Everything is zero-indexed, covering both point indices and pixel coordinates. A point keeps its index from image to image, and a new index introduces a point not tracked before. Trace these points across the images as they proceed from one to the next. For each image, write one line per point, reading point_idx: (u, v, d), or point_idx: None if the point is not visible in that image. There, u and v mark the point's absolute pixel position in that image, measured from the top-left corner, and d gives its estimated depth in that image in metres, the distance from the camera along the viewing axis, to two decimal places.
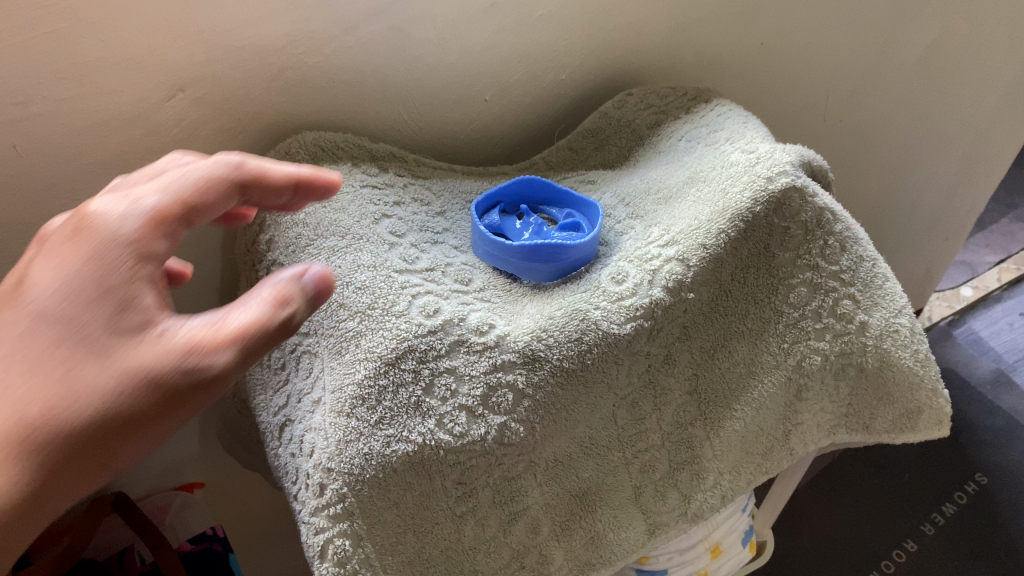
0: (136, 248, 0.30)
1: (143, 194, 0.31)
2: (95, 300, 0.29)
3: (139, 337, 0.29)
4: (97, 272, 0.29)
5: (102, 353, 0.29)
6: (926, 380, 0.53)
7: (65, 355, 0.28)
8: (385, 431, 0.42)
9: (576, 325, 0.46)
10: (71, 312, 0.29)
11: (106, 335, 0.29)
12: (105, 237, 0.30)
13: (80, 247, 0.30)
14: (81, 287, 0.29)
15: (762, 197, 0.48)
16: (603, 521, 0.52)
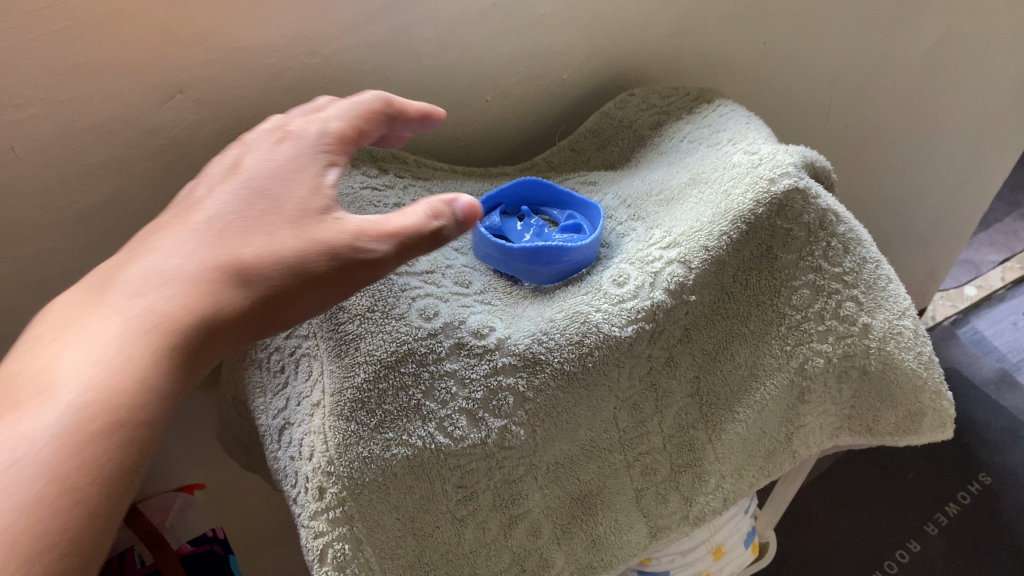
0: (327, 155, 0.38)
1: (328, 119, 0.39)
2: (291, 184, 0.36)
3: (321, 217, 0.35)
4: (301, 161, 0.37)
5: (295, 223, 0.35)
6: (930, 383, 0.53)
7: (265, 219, 0.34)
8: (385, 434, 0.43)
9: (576, 327, 0.45)
10: (275, 190, 0.36)
11: (298, 212, 0.35)
12: (306, 142, 0.38)
13: (286, 148, 0.38)
14: (283, 173, 0.37)
15: (765, 198, 0.48)
16: (604, 524, 0.51)
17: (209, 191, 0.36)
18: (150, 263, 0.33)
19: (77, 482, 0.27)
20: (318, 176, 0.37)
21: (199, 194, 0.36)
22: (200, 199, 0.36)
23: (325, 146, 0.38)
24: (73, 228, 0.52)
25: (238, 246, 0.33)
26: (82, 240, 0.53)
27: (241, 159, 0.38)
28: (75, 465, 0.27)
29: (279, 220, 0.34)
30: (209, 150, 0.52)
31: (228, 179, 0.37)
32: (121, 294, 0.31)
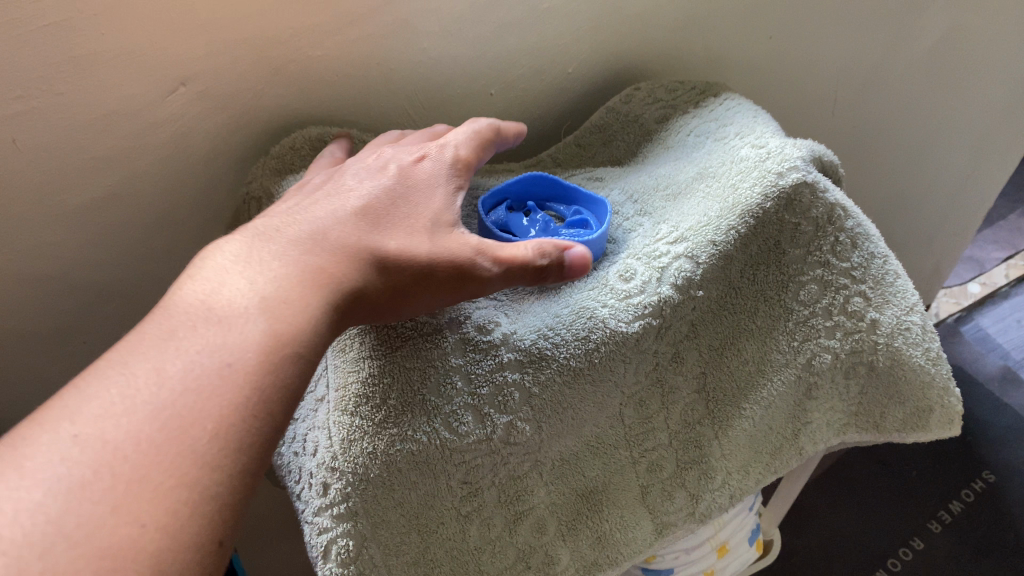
0: (456, 177, 0.45)
1: (456, 144, 0.47)
2: (426, 197, 0.43)
3: (449, 230, 0.42)
4: (437, 178, 0.45)
5: (430, 231, 0.41)
6: (937, 379, 0.52)
7: (408, 224, 0.41)
8: (390, 430, 0.42)
9: (582, 323, 0.45)
10: (415, 202, 0.43)
11: (433, 223, 0.42)
12: (441, 163, 0.45)
13: (424, 165, 0.45)
14: (420, 188, 0.44)
15: (773, 192, 0.47)
16: (610, 521, 0.51)
17: (361, 183, 0.43)
18: (321, 234, 0.38)
19: (255, 454, 0.31)
20: (450, 196, 0.44)
21: (351, 184, 0.43)
22: (352, 187, 0.43)
23: (457, 171, 0.45)
24: (76, 222, 0.52)
25: (376, 239, 0.39)
26: (85, 234, 0.53)
27: (388, 163, 0.45)
28: (258, 440, 0.31)
29: (421, 224, 0.42)
30: (211, 143, 0.52)
31: (373, 179, 0.43)
32: (302, 253, 0.37)
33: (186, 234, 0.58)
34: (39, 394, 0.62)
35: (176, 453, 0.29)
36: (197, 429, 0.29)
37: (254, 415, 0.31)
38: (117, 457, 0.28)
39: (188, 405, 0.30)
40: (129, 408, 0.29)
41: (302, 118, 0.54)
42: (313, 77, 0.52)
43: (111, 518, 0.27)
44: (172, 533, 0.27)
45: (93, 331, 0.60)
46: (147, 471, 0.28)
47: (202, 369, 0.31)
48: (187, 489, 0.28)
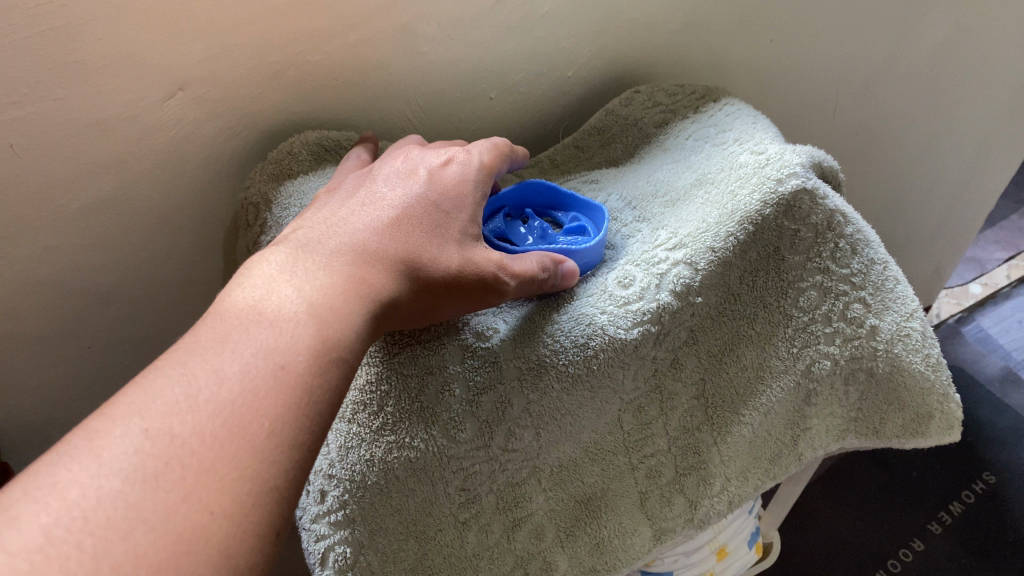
0: (483, 187, 0.45)
1: (483, 154, 0.46)
2: (456, 206, 0.43)
3: (474, 241, 0.42)
4: (466, 186, 0.44)
5: (459, 240, 0.41)
6: (937, 385, 0.51)
7: (440, 232, 0.41)
8: (387, 438, 0.42)
9: (580, 330, 0.45)
10: (446, 209, 0.42)
11: (462, 232, 0.42)
12: (470, 171, 0.45)
13: (454, 172, 0.44)
14: (452, 194, 0.43)
15: (773, 199, 0.47)
16: (608, 527, 0.51)
17: (393, 189, 0.42)
18: (360, 246, 0.37)
19: (311, 452, 0.30)
20: (477, 206, 0.44)
21: (383, 190, 0.42)
22: (384, 194, 0.42)
23: (484, 179, 0.45)
24: (75, 226, 0.52)
25: (411, 248, 0.39)
26: (85, 238, 0.53)
27: (417, 168, 0.44)
28: (314, 437, 0.31)
29: (455, 233, 0.41)
30: (210, 147, 0.52)
31: (405, 186, 0.42)
32: (346, 262, 0.36)
33: (185, 237, 0.58)
34: (39, 396, 0.62)
35: (241, 445, 0.28)
36: (260, 425, 0.29)
37: (311, 414, 0.31)
38: (185, 448, 0.27)
39: (253, 401, 0.29)
40: (195, 404, 0.28)
41: (302, 122, 0.54)
42: (312, 81, 0.52)
43: (184, 506, 0.26)
44: (240, 525, 0.27)
45: (92, 334, 0.60)
46: (214, 463, 0.27)
47: (261, 368, 0.30)
48: (254, 482, 0.28)
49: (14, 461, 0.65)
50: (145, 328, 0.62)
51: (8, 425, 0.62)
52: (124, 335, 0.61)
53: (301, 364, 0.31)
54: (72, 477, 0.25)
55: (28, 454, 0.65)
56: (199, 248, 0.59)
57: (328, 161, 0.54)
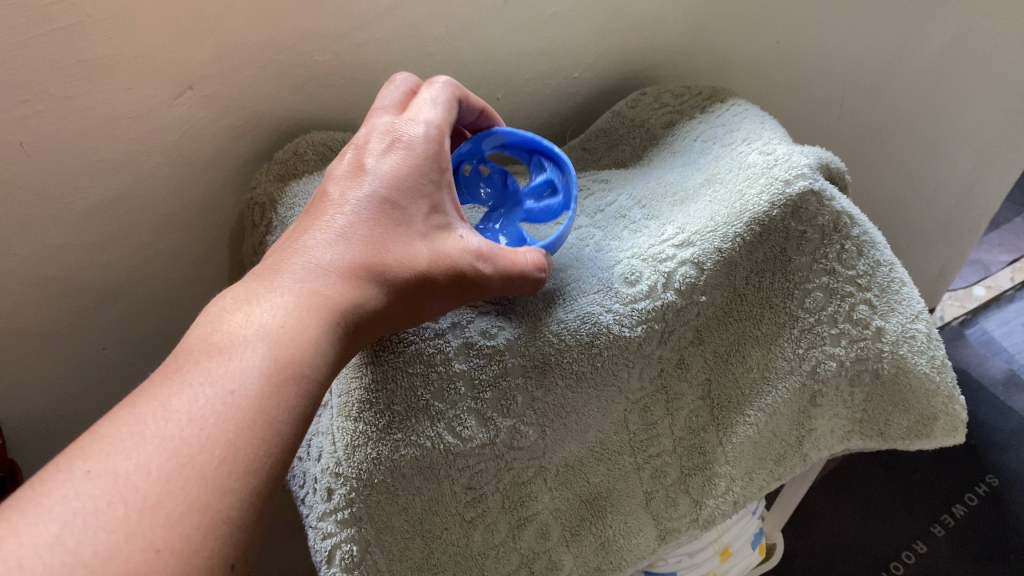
0: (437, 163, 0.42)
1: (427, 122, 0.43)
2: (414, 198, 0.41)
3: (444, 233, 0.41)
4: (419, 170, 0.41)
5: (425, 237, 0.40)
6: (942, 387, 0.51)
7: (403, 233, 0.40)
8: (394, 436, 0.42)
9: (587, 329, 0.45)
10: (403, 204, 0.40)
11: (426, 229, 0.41)
12: (418, 150, 0.42)
13: (402, 157, 0.41)
14: (407, 185, 0.41)
15: (780, 200, 0.47)
16: (613, 527, 0.51)
17: (344, 193, 0.40)
18: (318, 262, 0.37)
19: (270, 476, 0.31)
20: (438, 190, 0.42)
21: (333, 195, 0.40)
22: (335, 200, 0.40)
23: (437, 149, 0.42)
24: (81, 224, 0.52)
25: (373, 256, 0.38)
26: (90, 236, 0.53)
27: (363, 160, 0.42)
28: (271, 461, 0.31)
29: (419, 226, 0.40)
30: (217, 146, 0.52)
31: (354, 189, 0.40)
32: (305, 280, 0.36)
33: (191, 236, 0.58)
34: (44, 393, 0.62)
35: (189, 477, 0.28)
36: (207, 454, 0.29)
37: (266, 438, 0.31)
38: (128, 486, 0.27)
39: (197, 431, 0.29)
40: (138, 441, 0.28)
41: (309, 122, 0.55)
42: (319, 80, 0.52)
43: (126, 545, 0.26)
44: (190, 557, 0.27)
45: (97, 331, 0.60)
46: (159, 498, 0.27)
47: (207, 398, 0.30)
48: (203, 512, 0.28)
49: (21, 458, 0.65)
50: (150, 327, 0.62)
51: (13, 421, 0.62)
52: (129, 333, 0.62)
53: (255, 392, 0.31)
54: (13, 526, 0.26)
55: (33, 450, 0.65)
56: (206, 247, 0.59)
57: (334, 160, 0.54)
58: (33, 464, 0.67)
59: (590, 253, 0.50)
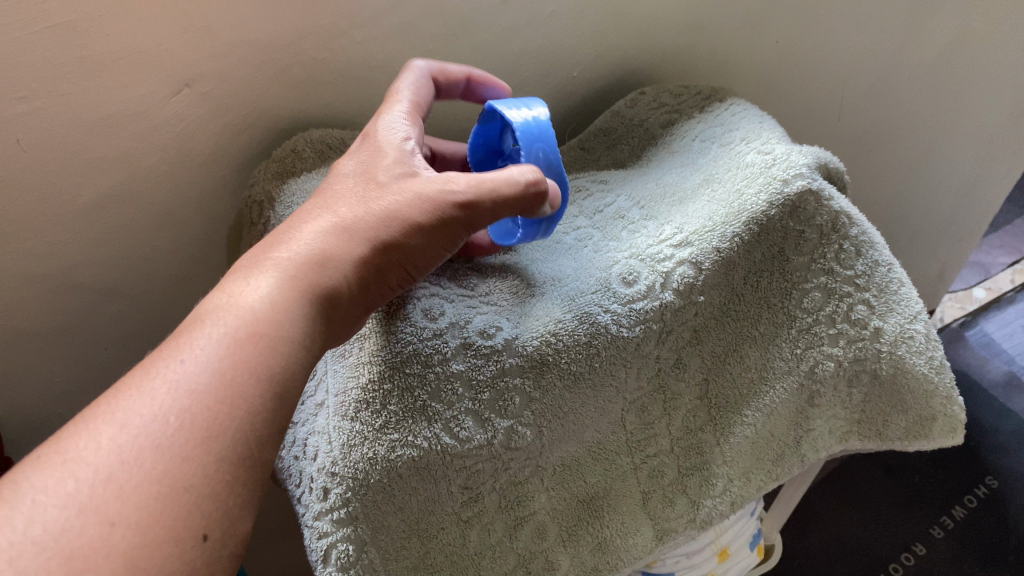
0: (400, 130, 0.44)
1: (389, 107, 0.45)
2: (380, 160, 0.42)
3: (414, 176, 0.41)
4: (384, 139, 0.43)
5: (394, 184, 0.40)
6: (941, 388, 0.51)
7: (370, 187, 0.40)
8: (390, 435, 0.42)
9: (585, 329, 0.45)
10: (370, 167, 0.41)
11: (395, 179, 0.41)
12: (379, 127, 0.44)
13: (367, 137, 0.44)
14: (372, 155, 0.42)
15: (778, 200, 0.47)
16: (610, 527, 0.51)
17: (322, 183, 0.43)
18: (291, 229, 0.38)
19: (232, 450, 0.30)
20: (406, 149, 0.43)
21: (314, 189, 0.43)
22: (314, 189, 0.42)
23: (399, 121, 0.44)
24: (78, 221, 0.52)
25: (342, 210, 0.39)
26: (88, 233, 0.53)
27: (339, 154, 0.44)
28: (230, 429, 0.31)
29: (387, 176, 0.41)
30: (214, 143, 0.52)
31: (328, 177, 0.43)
32: (277, 244, 0.37)
33: (188, 233, 0.58)
34: (41, 392, 0.62)
35: (139, 450, 0.29)
36: (154, 426, 0.29)
37: (221, 407, 0.31)
38: (82, 464, 0.28)
39: (146, 407, 0.30)
40: (98, 424, 0.30)
41: (307, 120, 0.55)
42: (317, 79, 0.52)
43: (77, 521, 0.27)
44: (145, 529, 0.27)
45: (93, 330, 0.60)
46: (109, 473, 0.28)
47: (165, 376, 0.31)
48: (156, 483, 0.28)
49: (19, 456, 0.65)
50: (147, 325, 0.62)
51: (11, 420, 0.62)
52: (126, 332, 0.61)
53: (206, 363, 0.32)
54: None
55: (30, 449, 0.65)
56: (204, 246, 0.59)
57: (332, 157, 0.54)
58: None
59: (589, 253, 0.50)
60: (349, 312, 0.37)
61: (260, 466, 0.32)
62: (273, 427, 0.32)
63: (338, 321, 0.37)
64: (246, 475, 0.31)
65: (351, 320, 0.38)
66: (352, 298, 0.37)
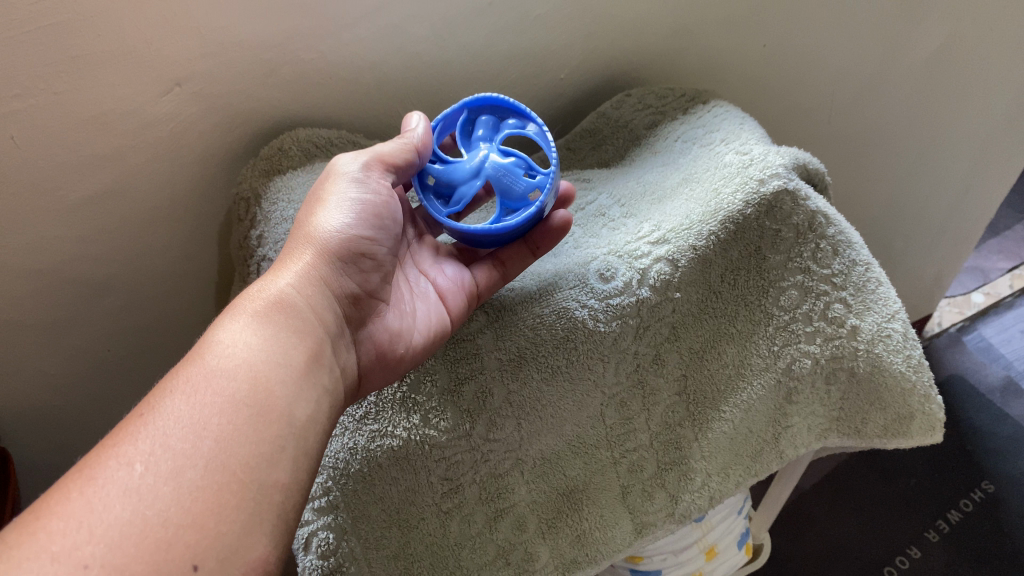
0: None
1: None
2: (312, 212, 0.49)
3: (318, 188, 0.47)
4: None
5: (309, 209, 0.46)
6: (918, 385, 0.52)
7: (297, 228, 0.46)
8: (371, 426, 0.44)
9: (563, 324, 0.47)
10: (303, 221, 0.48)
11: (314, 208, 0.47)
12: None
13: None
14: None
15: (754, 199, 0.48)
16: (589, 519, 0.51)
17: None
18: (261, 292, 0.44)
19: (221, 485, 0.32)
20: None
21: None
22: None
23: None
24: (73, 217, 0.53)
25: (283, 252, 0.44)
26: (84, 229, 0.54)
27: None
28: (203, 457, 0.32)
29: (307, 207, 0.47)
30: (205, 142, 0.54)
31: None
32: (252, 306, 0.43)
33: (181, 230, 0.59)
34: (37, 383, 0.63)
35: (112, 494, 0.30)
36: (122, 471, 0.31)
37: (190, 438, 0.32)
38: (52, 517, 0.29)
39: (116, 455, 0.31)
40: (75, 479, 0.31)
41: (297, 119, 0.56)
42: (307, 79, 0.53)
43: (54, 567, 0.28)
44: (122, 567, 0.28)
45: (89, 322, 0.61)
46: (85, 521, 0.29)
47: (142, 427, 0.32)
48: (132, 523, 0.29)
49: (15, 443, 0.67)
50: (140, 319, 0.64)
51: (10, 408, 0.64)
52: (121, 324, 0.63)
53: (175, 406, 0.33)
54: None
55: (28, 438, 0.67)
56: (198, 241, 0.61)
57: (318, 157, 0.55)
58: (25, 450, 0.68)
59: (574, 249, 0.52)
60: (303, 301, 0.40)
61: (253, 488, 0.32)
62: (259, 447, 0.33)
63: (291, 308, 0.40)
64: (237, 499, 0.32)
65: (316, 307, 0.41)
66: (296, 287, 0.41)
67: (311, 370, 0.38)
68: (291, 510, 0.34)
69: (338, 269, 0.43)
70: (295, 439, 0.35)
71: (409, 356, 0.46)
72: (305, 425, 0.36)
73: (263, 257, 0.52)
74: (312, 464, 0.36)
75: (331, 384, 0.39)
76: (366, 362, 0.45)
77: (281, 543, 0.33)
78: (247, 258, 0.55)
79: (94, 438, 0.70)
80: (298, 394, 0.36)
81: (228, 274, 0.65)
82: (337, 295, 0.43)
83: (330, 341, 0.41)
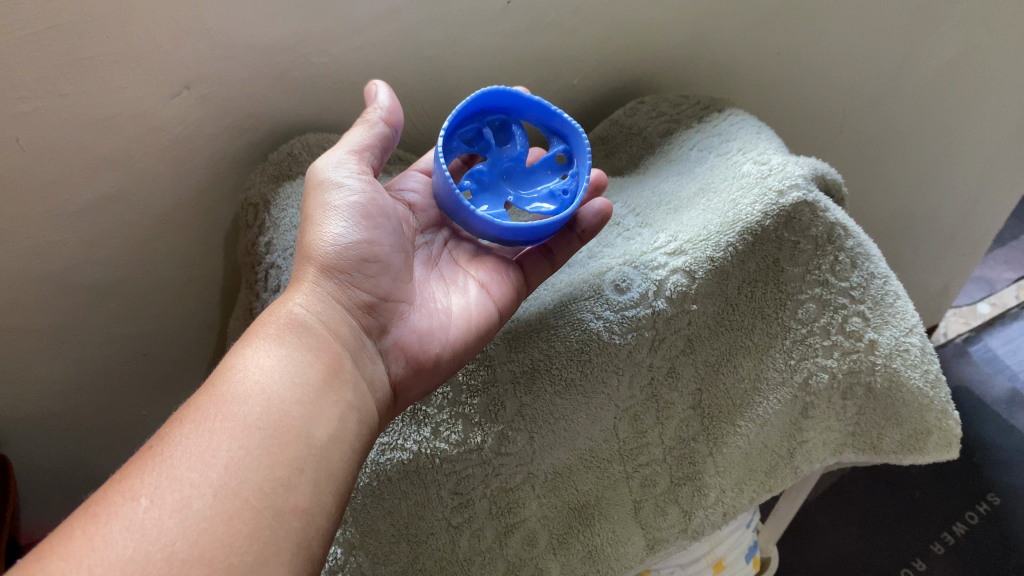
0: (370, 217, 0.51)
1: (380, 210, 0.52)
2: None
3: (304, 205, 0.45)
4: None
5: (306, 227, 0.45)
6: (937, 401, 0.51)
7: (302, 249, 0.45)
8: (380, 439, 0.44)
9: (577, 336, 0.46)
10: None
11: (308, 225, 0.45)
12: None
13: None
14: None
15: (774, 210, 0.47)
16: (601, 535, 0.50)
17: None
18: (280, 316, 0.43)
19: (231, 515, 0.30)
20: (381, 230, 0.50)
21: None
22: None
23: None
24: (77, 220, 0.52)
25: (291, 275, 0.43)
26: (87, 233, 0.54)
27: None
28: (213, 488, 0.30)
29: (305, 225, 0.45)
30: (213, 145, 0.53)
31: None
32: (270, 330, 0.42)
33: (187, 234, 0.58)
34: (38, 389, 0.62)
35: (114, 530, 0.28)
36: (127, 507, 0.29)
37: (198, 470, 0.30)
38: (51, 559, 0.27)
39: (121, 490, 0.30)
40: (77, 518, 0.29)
41: (306, 123, 0.55)
42: (317, 83, 0.52)
43: None
44: None
45: (90, 326, 0.60)
46: (85, 559, 0.27)
47: (148, 465, 0.31)
48: (132, 560, 0.27)
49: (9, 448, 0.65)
50: (144, 322, 0.63)
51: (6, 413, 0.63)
52: (121, 327, 0.62)
53: (182, 435, 0.32)
54: None
55: (25, 442, 0.66)
56: (202, 245, 0.60)
57: None
58: (19, 453, 0.66)
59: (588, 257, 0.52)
60: (313, 317, 0.39)
61: (267, 514, 0.30)
62: (273, 471, 0.32)
63: (304, 328, 0.38)
64: (250, 528, 0.30)
65: (328, 321, 0.39)
66: (306, 305, 0.39)
67: (330, 387, 0.36)
68: (320, 545, 0.33)
69: (346, 279, 0.42)
70: (316, 461, 0.33)
71: (445, 356, 0.43)
72: (326, 444, 0.34)
73: (272, 265, 0.51)
74: (338, 484, 0.34)
75: (356, 398, 0.37)
76: (400, 369, 0.42)
77: (303, 572, 0.31)
78: (254, 265, 0.54)
79: (94, 444, 0.69)
80: (315, 414, 0.34)
81: (233, 279, 0.64)
82: (353, 306, 0.41)
83: (350, 355, 0.39)
